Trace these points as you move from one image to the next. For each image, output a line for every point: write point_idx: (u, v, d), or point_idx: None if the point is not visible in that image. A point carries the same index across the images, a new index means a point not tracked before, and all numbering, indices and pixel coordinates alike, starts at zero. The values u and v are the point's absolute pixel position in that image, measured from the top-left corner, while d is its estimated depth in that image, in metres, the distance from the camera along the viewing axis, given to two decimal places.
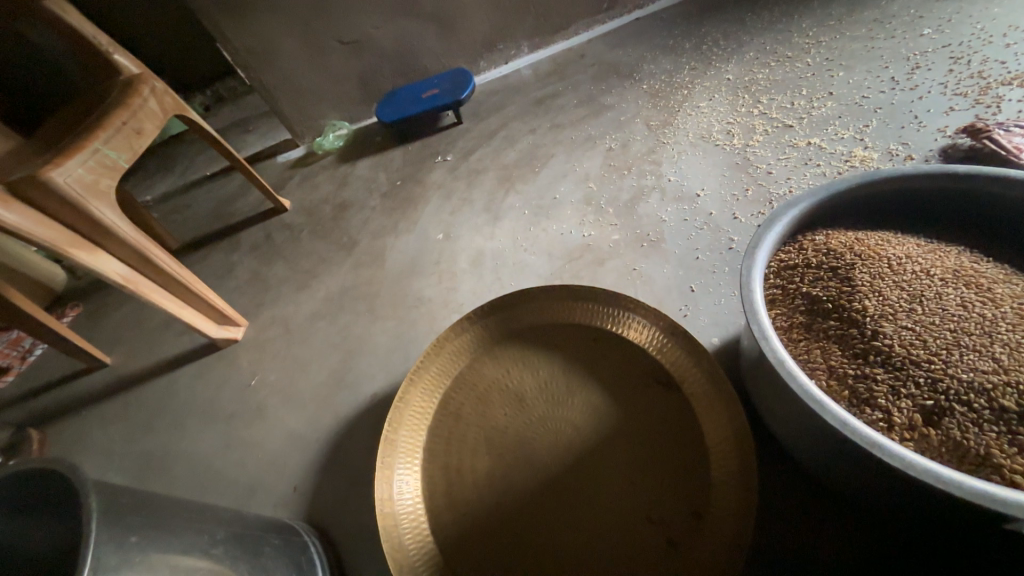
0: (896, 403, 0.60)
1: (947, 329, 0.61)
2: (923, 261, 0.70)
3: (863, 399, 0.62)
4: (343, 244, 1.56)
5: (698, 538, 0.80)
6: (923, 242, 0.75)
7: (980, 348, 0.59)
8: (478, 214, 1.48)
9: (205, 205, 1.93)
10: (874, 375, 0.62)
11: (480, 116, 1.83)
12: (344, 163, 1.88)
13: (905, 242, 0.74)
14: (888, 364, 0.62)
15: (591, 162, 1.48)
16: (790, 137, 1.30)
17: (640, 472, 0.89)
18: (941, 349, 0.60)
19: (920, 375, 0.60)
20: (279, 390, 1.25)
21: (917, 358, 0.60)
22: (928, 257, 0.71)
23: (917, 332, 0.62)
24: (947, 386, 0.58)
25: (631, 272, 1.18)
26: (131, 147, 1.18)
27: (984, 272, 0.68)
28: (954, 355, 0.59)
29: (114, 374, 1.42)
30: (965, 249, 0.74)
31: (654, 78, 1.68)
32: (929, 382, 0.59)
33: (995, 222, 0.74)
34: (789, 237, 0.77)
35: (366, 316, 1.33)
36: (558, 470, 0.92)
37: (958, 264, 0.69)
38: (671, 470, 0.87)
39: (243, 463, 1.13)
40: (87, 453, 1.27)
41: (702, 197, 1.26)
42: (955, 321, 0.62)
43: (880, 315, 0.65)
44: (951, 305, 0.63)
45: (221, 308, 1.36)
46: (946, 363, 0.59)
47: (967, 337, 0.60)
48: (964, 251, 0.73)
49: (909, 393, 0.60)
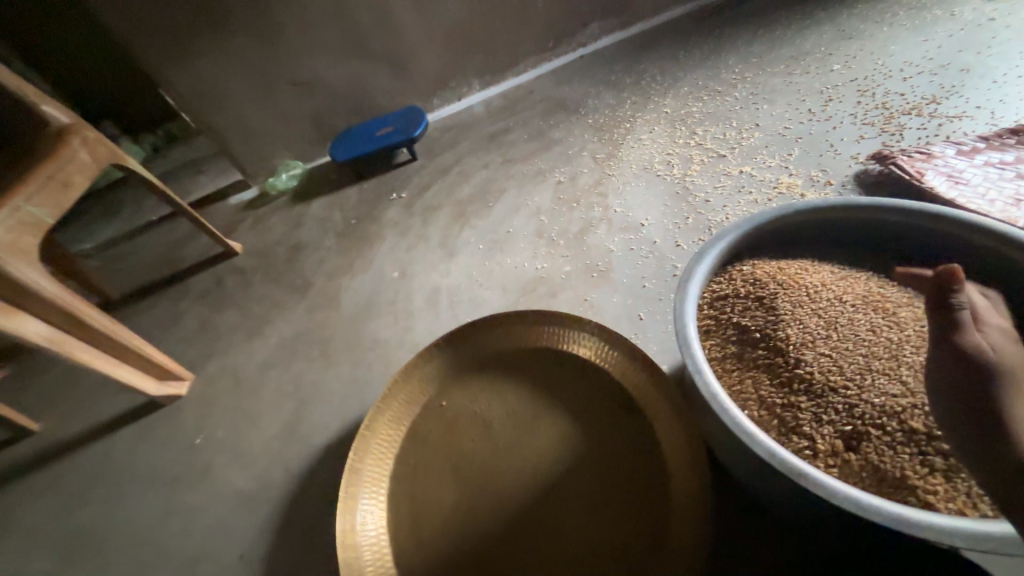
0: (820, 430, 0.64)
1: (859, 354, 0.66)
2: (837, 287, 0.76)
3: (791, 428, 0.65)
4: (296, 287, 1.52)
5: (658, 556, 0.81)
6: (836, 268, 0.81)
7: (888, 372, 0.64)
8: (434, 251, 1.48)
9: (149, 251, 1.84)
10: (799, 403, 0.66)
11: (434, 153, 1.86)
12: (298, 203, 1.85)
13: (821, 270, 0.80)
14: (811, 391, 0.66)
15: (543, 195, 1.52)
16: (724, 166, 1.39)
17: (604, 494, 0.89)
18: (856, 375, 0.65)
19: (838, 401, 0.64)
20: (227, 446, 1.18)
21: (835, 384, 0.65)
22: (841, 283, 0.77)
23: (833, 360, 0.66)
24: (862, 411, 0.63)
25: (583, 302, 1.20)
26: (58, 202, 1.13)
27: (890, 295, 0.74)
28: (866, 380, 0.64)
29: (41, 442, 1.30)
30: (872, 274, 0.81)
31: (599, 113, 1.76)
32: (846, 407, 0.64)
33: (897, 245, 0.82)
34: (719, 268, 0.81)
35: (320, 362, 1.29)
36: (523, 497, 0.91)
37: (868, 289, 0.75)
38: (634, 491, 0.88)
39: (186, 531, 1.05)
40: (8, 535, 1.14)
41: (646, 225, 1.31)
42: (865, 346, 0.67)
43: (801, 343, 0.69)
44: (862, 331, 0.69)
45: (162, 363, 1.29)
46: (860, 388, 0.64)
47: (875, 362, 0.65)
48: (872, 275, 0.80)
49: (831, 419, 0.64)
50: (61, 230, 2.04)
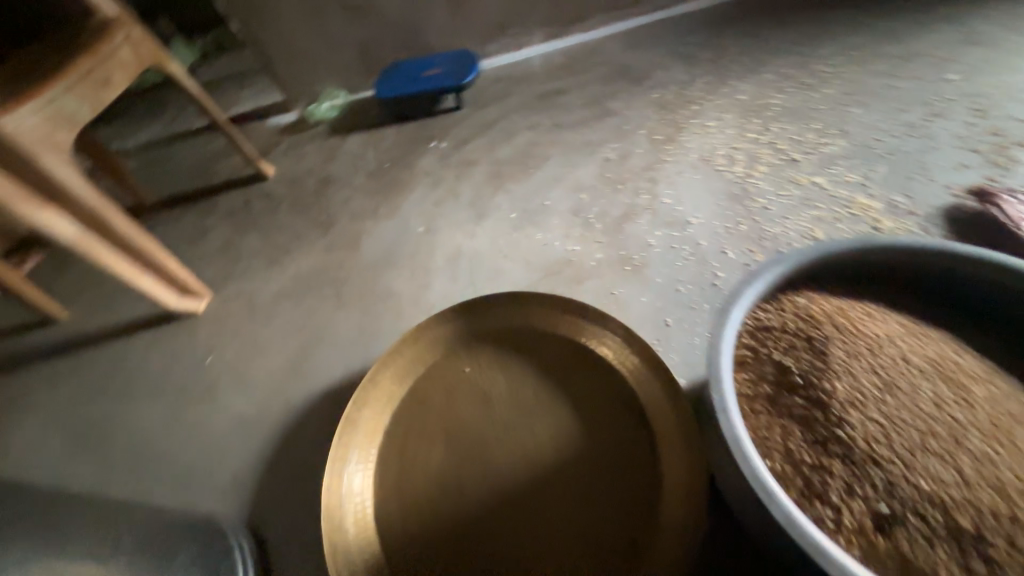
0: (849, 504, 0.58)
1: (914, 429, 0.59)
2: (904, 343, 0.67)
3: (816, 492, 0.61)
4: (320, 223, 1.49)
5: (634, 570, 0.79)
6: (905, 319, 0.72)
7: (945, 456, 0.57)
8: (463, 210, 1.41)
9: (184, 160, 1.82)
10: (831, 467, 0.61)
11: (481, 104, 1.74)
12: (335, 136, 1.78)
13: (888, 318, 0.71)
14: (847, 457, 0.60)
15: (587, 170, 1.42)
16: (793, 173, 1.25)
17: (592, 501, 0.86)
18: (905, 451, 0.58)
19: (877, 477, 0.58)
20: (233, 370, 1.20)
21: (877, 457, 0.59)
22: (909, 339, 0.67)
23: (882, 429, 0.60)
24: (903, 494, 0.56)
25: (609, 295, 1.13)
26: (95, 99, 1.09)
27: (965, 364, 0.65)
28: (915, 458, 0.57)
29: (65, 332, 1.36)
30: (944, 332, 0.71)
31: (665, 88, 1.60)
32: (886, 484, 0.58)
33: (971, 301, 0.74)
34: (768, 295, 0.74)
35: (332, 304, 1.28)
36: (509, 481, 0.89)
37: (939, 349, 0.67)
38: (625, 504, 0.84)
39: (186, 445, 1.10)
40: (28, 413, 1.21)
41: (693, 224, 1.21)
42: (924, 419, 0.59)
43: (847, 402, 0.62)
44: (922, 400, 0.61)
45: (183, 278, 1.30)
46: (907, 467, 0.57)
47: (932, 440, 0.58)
48: (943, 334, 0.70)
49: (864, 495, 0.58)
50: (106, 123, 2.04)
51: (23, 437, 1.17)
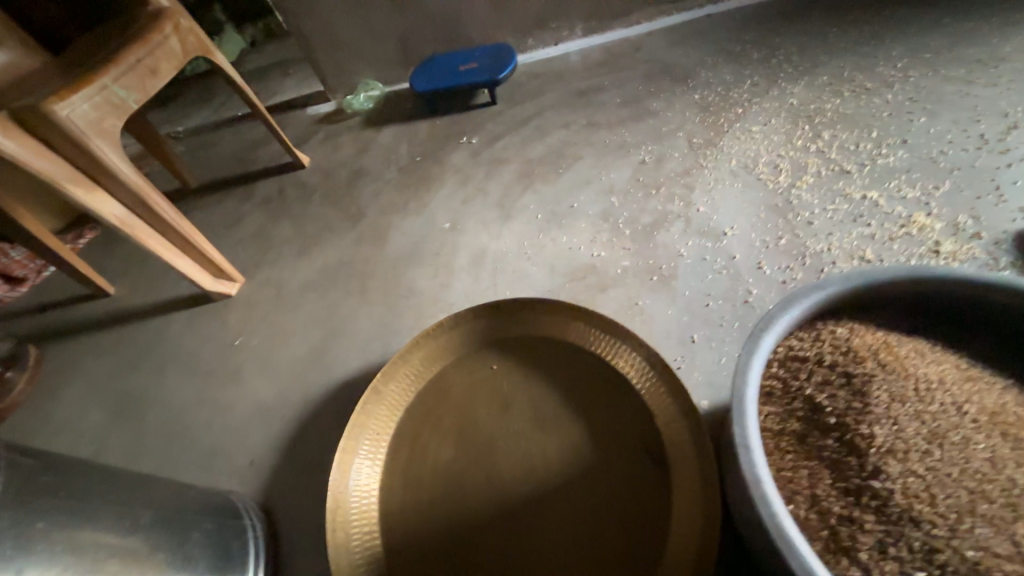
0: (880, 564, 0.54)
1: (961, 488, 0.54)
2: (958, 391, 0.62)
3: (843, 547, 0.56)
4: (350, 215, 1.51)
5: None
6: (961, 363, 0.67)
7: (996, 523, 0.52)
8: (490, 209, 1.40)
9: (227, 147, 1.89)
10: (863, 521, 0.56)
11: (515, 100, 1.71)
12: (371, 127, 1.79)
13: (937, 362, 0.66)
14: (882, 512, 0.56)
15: (619, 173, 1.37)
16: (844, 185, 1.16)
17: (596, 520, 0.83)
18: (951, 513, 0.53)
19: (915, 538, 0.53)
20: (259, 355, 1.24)
21: (917, 516, 0.54)
22: (964, 387, 0.62)
23: (925, 485, 0.55)
24: (944, 560, 0.51)
25: (633, 306, 1.09)
26: (143, 87, 1.14)
27: None
28: (962, 522, 0.52)
29: (112, 307, 1.44)
30: (1009, 380, 0.64)
31: (709, 88, 1.52)
32: (925, 548, 0.53)
33: None
34: (804, 324, 0.71)
35: (355, 297, 1.30)
36: (516, 489, 0.88)
37: (995, 401, 0.61)
38: (627, 528, 0.81)
39: (212, 424, 1.15)
40: (75, 380, 1.30)
41: (729, 235, 1.15)
42: (971, 478, 0.55)
43: (886, 450, 0.58)
44: (971, 456, 0.56)
45: (219, 263, 1.35)
46: (951, 530, 0.52)
47: (980, 503, 0.53)
48: (1009, 384, 0.64)
49: (897, 556, 0.54)
50: (161, 108, 2.15)
51: (69, 402, 1.25)
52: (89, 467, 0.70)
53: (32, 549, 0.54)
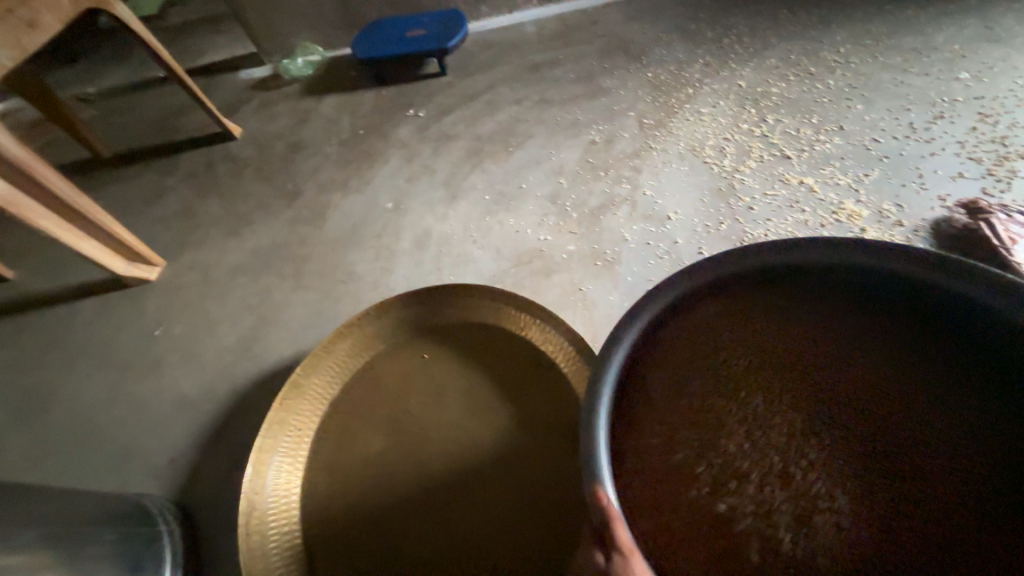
0: None
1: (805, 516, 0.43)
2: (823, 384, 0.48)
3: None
4: (284, 192, 1.40)
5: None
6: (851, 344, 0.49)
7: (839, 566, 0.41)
8: (436, 189, 1.33)
9: (142, 111, 1.67)
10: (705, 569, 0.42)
11: (467, 71, 1.61)
12: (310, 96, 1.64)
13: (848, 362, 0.49)
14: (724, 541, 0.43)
15: (570, 153, 1.33)
16: (783, 171, 1.18)
17: (515, 508, 0.87)
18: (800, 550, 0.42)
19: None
20: (181, 346, 1.15)
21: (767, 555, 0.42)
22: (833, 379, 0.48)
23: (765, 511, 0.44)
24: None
25: (576, 292, 1.08)
26: (18, 42, 0.98)
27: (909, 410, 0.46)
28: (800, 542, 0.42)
29: (7, 293, 1.28)
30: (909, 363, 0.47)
31: (662, 67, 1.49)
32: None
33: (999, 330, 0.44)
34: (697, 295, 0.52)
35: (289, 282, 1.22)
36: (440, 480, 0.90)
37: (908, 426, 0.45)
38: (544, 512, 0.86)
39: (127, 421, 1.06)
40: None
41: (672, 220, 1.15)
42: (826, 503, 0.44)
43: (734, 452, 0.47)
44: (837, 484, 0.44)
45: (133, 245, 1.22)
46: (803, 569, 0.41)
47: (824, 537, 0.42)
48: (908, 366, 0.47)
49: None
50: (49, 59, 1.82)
51: None
52: None
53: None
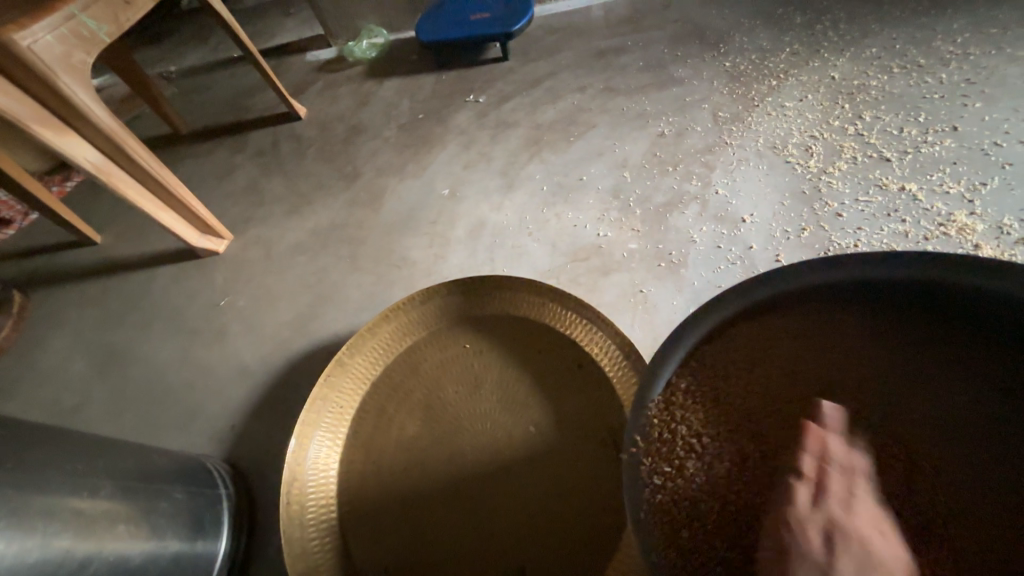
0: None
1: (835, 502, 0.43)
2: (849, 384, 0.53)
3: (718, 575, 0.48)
4: (344, 174, 1.42)
5: None
6: (880, 344, 0.53)
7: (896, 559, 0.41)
8: (493, 177, 1.30)
9: (217, 90, 1.74)
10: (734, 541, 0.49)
11: (529, 56, 1.55)
12: (372, 78, 1.64)
13: (880, 370, 0.52)
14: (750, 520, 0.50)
15: (636, 145, 1.26)
16: (881, 175, 1.06)
17: (545, 508, 0.85)
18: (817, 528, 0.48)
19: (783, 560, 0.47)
20: (244, 318, 1.20)
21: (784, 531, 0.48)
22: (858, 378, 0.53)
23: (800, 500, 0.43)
24: None
25: (637, 294, 1.04)
26: (115, 19, 1.03)
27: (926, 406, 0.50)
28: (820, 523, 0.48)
29: (95, 256, 1.38)
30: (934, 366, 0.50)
31: (742, 56, 1.37)
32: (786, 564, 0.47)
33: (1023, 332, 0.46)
34: (735, 318, 0.55)
35: (346, 264, 1.24)
36: (473, 472, 0.89)
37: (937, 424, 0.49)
38: (575, 515, 0.84)
39: (194, 386, 1.12)
40: (58, 330, 1.26)
41: (747, 223, 1.07)
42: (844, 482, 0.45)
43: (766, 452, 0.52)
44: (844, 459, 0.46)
45: (204, 217, 1.28)
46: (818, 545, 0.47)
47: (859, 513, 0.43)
48: (931, 368, 0.50)
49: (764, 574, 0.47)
50: (139, 40, 1.94)
51: (53, 353, 1.22)
52: (48, 437, 0.66)
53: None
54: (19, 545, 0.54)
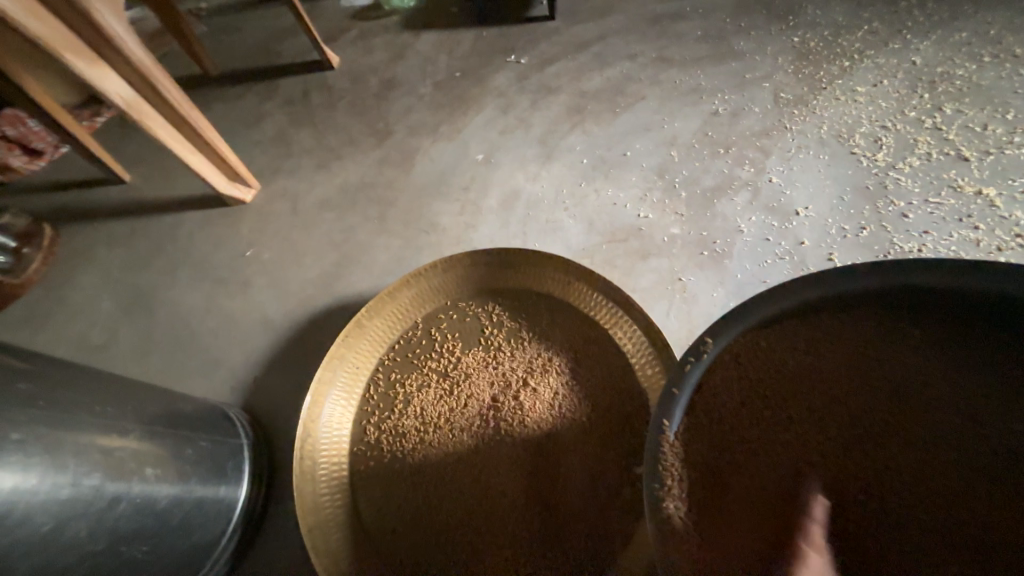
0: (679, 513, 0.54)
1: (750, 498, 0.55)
2: (863, 363, 0.59)
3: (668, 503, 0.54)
4: (375, 130, 1.36)
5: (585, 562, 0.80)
6: (899, 335, 0.58)
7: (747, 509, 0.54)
8: (531, 146, 1.24)
9: (249, 31, 1.67)
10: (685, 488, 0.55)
11: (578, 15, 1.44)
12: (408, 29, 1.55)
13: (888, 354, 0.59)
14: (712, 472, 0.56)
15: (686, 122, 1.18)
16: (956, 176, 1.00)
17: (551, 488, 0.85)
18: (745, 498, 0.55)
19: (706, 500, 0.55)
20: (270, 271, 1.19)
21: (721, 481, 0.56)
22: (874, 359, 0.59)
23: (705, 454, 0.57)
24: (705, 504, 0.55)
25: (675, 281, 1.00)
26: None
27: (917, 374, 0.57)
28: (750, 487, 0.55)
29: (124, 196, 1.37)
30: (934, 345, 0.57)
31: (814, 31, 1.25)
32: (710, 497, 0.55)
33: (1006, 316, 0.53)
34: (788, 312, 0.59)
35: (374, 224, 1.21)
36: (480, 441, 0.88)
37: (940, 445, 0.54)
38: (582, 498, 0.83)
39: (218, 334, 1.13)
40: (88, 267, 1.27)
41: (801, 216, 1.02)
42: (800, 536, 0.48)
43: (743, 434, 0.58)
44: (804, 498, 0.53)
45: (234, 164, 1.25)
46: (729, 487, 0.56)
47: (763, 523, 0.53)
48: (932, 349, 0.57)
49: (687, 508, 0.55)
50: None
51: (82, 289, 1.24)
52: (79, 377, 0.66)
53: (6, 461, 0.50)
54: (52, 482, 0.54)
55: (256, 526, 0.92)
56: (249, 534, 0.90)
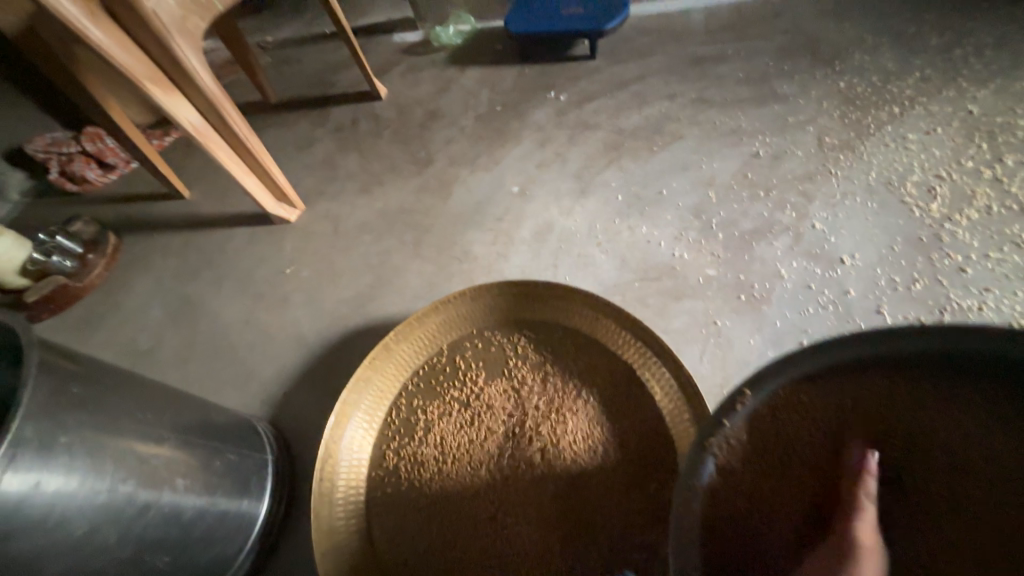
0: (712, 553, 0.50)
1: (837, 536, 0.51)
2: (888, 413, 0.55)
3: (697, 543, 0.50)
4: (416, 158, 1.42)
5: None
6: (931, 391, 0.54)
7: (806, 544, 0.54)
8: (566, 180, 1.26)
9: (308, 63, 1.79)
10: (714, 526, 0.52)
11: (618, 55, 1.47)
12: (454, 65, 1.62)
13: (911, 402, 0.54)
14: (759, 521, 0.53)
15: (725, 163, 1.17)
16: (1018, 232, 0.94)
17: (571, 525, 0.82)
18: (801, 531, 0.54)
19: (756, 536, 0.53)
20: (307, 288, 1.24)
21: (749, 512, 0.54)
22: (901, 410, 0.55)
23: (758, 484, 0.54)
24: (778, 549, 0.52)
25: (710, 324, 0.97)
26: None
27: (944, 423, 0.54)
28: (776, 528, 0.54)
29: (182, 210, 1.47)
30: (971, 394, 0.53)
31: (862, 77, 1.23)
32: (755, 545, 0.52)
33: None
34: (806, 376, 0.54)
35: (409, 249, 1.24)
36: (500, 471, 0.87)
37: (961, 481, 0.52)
38: (603, 538, 0.80)
39: (255, 347, 1.17)
40: (144, 274, 1.35)
41: (846, 264, 0.98)
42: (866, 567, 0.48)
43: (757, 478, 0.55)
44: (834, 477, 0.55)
45: (282, 185, 1.32)
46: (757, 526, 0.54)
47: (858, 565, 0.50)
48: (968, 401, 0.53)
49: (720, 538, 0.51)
50: None
51: (137, 296, 1.32)
52: (126, 383, 0.70)
53: (51, 463, 0.53)
54: (89, 487, 0.57)
55: (274, 542, 0.92)
56: (266, 550, 0.91)
